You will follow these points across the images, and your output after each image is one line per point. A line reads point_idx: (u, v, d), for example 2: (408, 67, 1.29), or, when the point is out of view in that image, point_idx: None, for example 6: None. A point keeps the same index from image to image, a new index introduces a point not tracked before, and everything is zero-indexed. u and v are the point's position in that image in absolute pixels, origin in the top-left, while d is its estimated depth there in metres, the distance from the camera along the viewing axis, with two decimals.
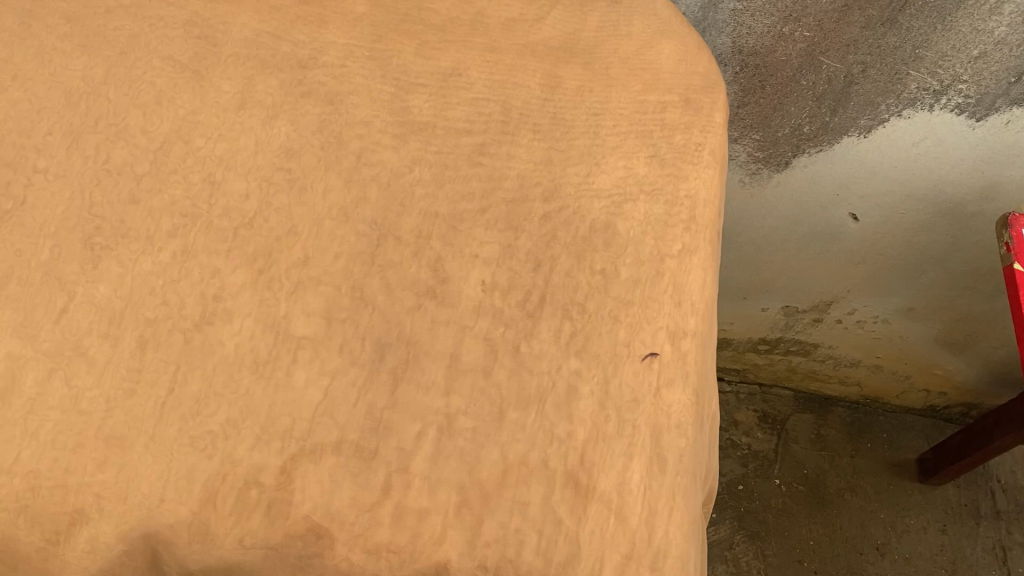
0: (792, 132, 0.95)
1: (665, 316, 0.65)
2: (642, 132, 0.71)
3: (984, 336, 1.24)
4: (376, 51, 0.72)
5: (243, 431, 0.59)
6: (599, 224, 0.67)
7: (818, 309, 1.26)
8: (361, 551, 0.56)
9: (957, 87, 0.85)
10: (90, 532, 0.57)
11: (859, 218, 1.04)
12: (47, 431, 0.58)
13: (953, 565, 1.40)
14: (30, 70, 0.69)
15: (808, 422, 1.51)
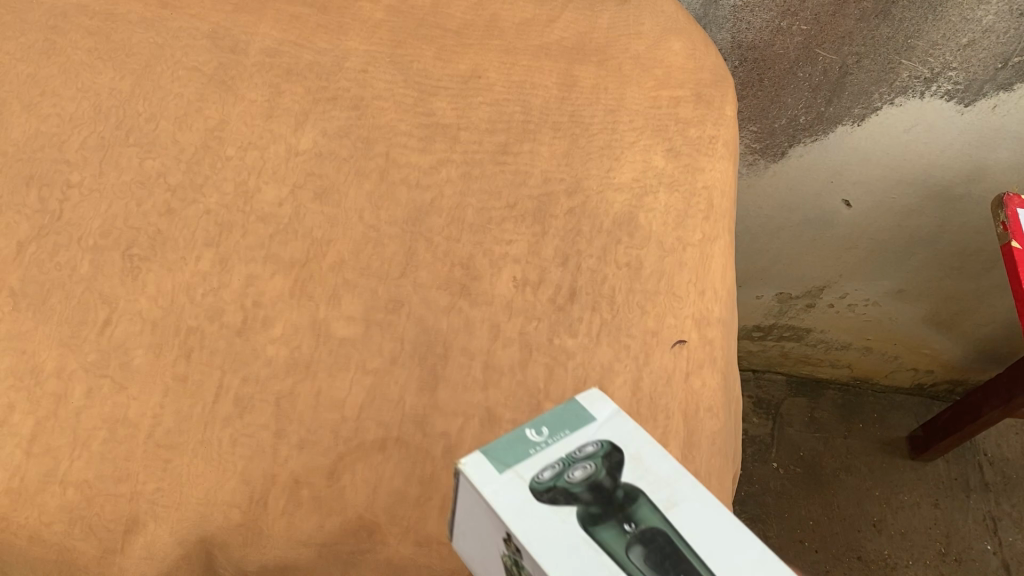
0: (788, 123, 0.97)
1: (691, 305, 0.67)
2: (658, 126, 0.74)
3: (970, 314, 1.27)
4: (396, 55, 0.75)
5: (288, 433, 0.60)
6: (622, 217, 0.69)
7: (811, 294, 1.29)
8: (413, 544, 0.57)
9: (947, 74, 0.88)
10: (146, 538, 0.57)
11: (852, 204, 1.06)
12: (97, 442, 0.59)
13: (947, 538, 1.36)
14: (58, 86, 0.70)
15: (801, 406, 1.49)
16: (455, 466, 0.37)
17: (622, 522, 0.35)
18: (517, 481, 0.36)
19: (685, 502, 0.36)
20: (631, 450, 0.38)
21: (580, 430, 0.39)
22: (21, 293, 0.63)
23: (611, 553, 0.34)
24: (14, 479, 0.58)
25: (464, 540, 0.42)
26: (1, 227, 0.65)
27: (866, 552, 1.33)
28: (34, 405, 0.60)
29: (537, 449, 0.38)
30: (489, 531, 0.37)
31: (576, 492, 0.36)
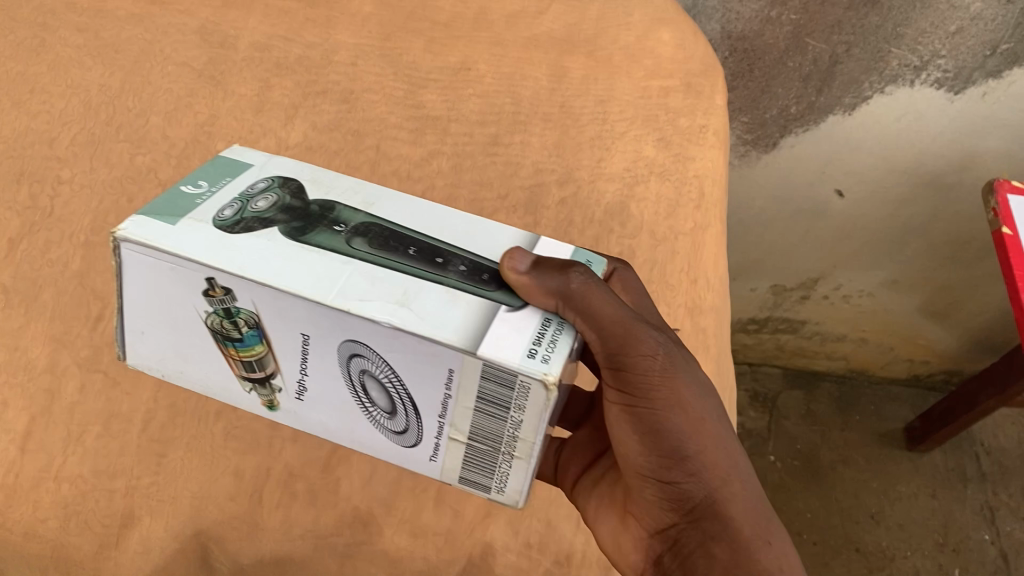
0: (779, 113, 0.98)
1: (682, 294, 0.66)
2: (649, 116, 0.74)
3: (963, 303, 1.22)
4: (386, 48, 0.75)
5: (283, 428, 0.62)
6: (614, 208, 0.69)
7: (806, 286, 1.26)
8: (407, 535, 0.59)
9: (936, 62, 0.88)
10: (141, 534, 0.57)
11: (845, 194, 1.05)
12: (92, 437, 0.59)
13: (945, 529, 1.27)
14: (47, 82, 0.70)
15: (798, 398, 1.41)
16: (118, 235, 0.43)
17: (331, 222, 0.45)
18: (196, 224, 0.44)
19: (377, 197, 0.49)
20: (303, 177, 0.49)
21: (236, 179, 0.48)
22: (12, 289, 0.62)
23: (334, 242, 0.44)
24: (7, 476, 0.57)
25: (135, 333, 0.49)
26: None
27: (863, 544, 1.24)
28: (29, 400, 0.60)
29: (203, 197, 0.46)
30: (180, 290, 0.45)
31: (270, 213, 0.45)
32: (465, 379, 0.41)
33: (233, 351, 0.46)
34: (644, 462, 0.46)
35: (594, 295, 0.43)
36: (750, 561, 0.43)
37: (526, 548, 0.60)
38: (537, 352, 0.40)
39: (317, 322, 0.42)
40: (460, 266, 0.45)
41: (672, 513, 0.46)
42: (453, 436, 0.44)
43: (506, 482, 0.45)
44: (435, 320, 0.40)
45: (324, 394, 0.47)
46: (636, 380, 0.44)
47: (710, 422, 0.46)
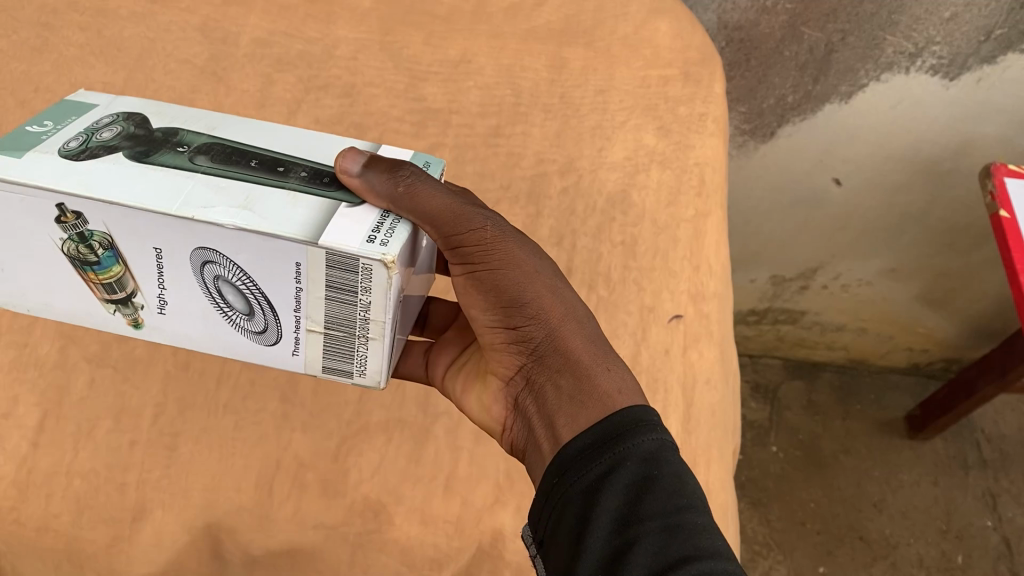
0: (776, 103, 0.98)
1: (685, 281, 0.67)
2: (649, 105, 0.75)
3: (962, 291, 1.20)
4: (387, 42, 0.75)
5: (292, 419, 0.63)
6: (616, 196, 0.70)
7: (805, 275, 1.23)
8: (418, 523, 0.60)
9: (931, 48, 0.89)
10: (153, 527, 0.58)
11: (842, 182, 1.04)
12: (102, 431, 0.61)
13: (948, 517, 1.25)
14: (51, 81, 0.70)
15: (800, 389, 1.38)
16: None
17: (174, 146, 0.46)
18: (42, 156, 0.44)
19: (219, 123, 0.50)
20: (145, 112, 0.50)
21: (83, 116, 0.48)
22: None
23: (177, 161, 0.45)
24: (22, 470, 0.59)
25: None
26: None
27: (867, 532, 1.22)
28: (39, 396, 0.61)
29: (49, 134, 0.46)
30: (28, 221, 0.44)
31: (114, 139, 0.46)
32: (313, 273, 0.43)
33: (89, 274, 0.46)
34: (492, 325, 0.48)
35: (422, 192, 0.44)
36: (589, 382, 0.44)
37: None
38: (377, 236, 0.42)
39: (166, 230, 0.43)
40: (300, 173, 0.46)
41: (520, 356, 0.47)
42: (310, 328, 0.46)
43: (366, 363, 0.47)
44: (278, 219, 0.42)
45: (182, 305, 0.47)
46: (468, 253, 0.46)
47: (539, 273, 0.47)
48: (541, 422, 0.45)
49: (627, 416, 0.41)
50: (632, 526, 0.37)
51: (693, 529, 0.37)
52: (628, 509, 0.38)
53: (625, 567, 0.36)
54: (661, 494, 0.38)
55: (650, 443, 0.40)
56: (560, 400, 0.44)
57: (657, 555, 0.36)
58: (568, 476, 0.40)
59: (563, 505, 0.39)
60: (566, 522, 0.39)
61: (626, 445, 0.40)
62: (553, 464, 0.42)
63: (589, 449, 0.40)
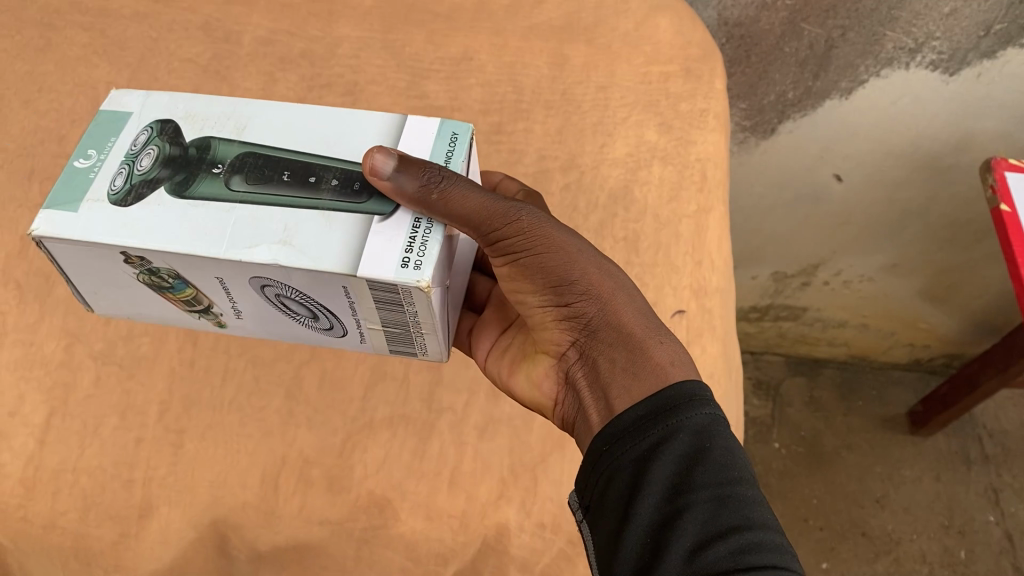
0: (777, 99, 0.96)
1: (687, 277, 0.67)
2: (650, 101, 0.75)
3: (961, 289, 1.17)
4: (389, 41, 0.75)
5: (297, 415, 0.63)
6: (618, 192, 0.71)
7: (806, 272, 1.20)
8: (423, 518, 0.60)
9: (930, 44, 0.85)
10: (160, 523, 0.59)
11: (843, 178, 1.02)
12: (108, 428, 0.61)
13: (950, 512, 1.25)
14: (56, 81, 0.71)
15: (802, 386, 1.37)
16: (34, 234, 0.45)
17: (210, 165, 0.48)
18: (95, 205, 0.46)
19: (247, 118, 0.50)
20: (176, 116, 0.50)
21: (121, 135, 0.50)
22: (26, 285, 0.65)
23: (215, 188, 0.46)
24: (29, 468, 0.60)
25: (91, 296, 0.53)
26: (5, 222, 0.66)
27: (869, 528, 1.23)
28: (45, 393, 0.62)
29: (95, 170, 0.48)
30: (103, 261, 0.47)
31: (153, 170, 0.47)
32: (360, 292, 0.45)
33: (170, 296, 0.50)
34: (541, 304, 0.49)
35: (457, 190, 0.44)
36: (641, 355, 0.44)
37: (540, 529, 0.60)
38: (410, 260, 0.43)
39: (219, 268, 0.45)
40: (333, 181, 0.47)
41: (569, 332, 0.48)
42: (371, 328, 0.49)
43: (427, 348, 0.51)
44: (322, 251, 0.43)
45: (256, 312, 0.51)
46: (512, 238, 0.46)
47: (584, 251, 0.47)
48: (593, 395, 0.46)
49: (679, 391, 0.42)
50: (683, 495, 0.38)
51: (743, 499, 0.38)
52: (679, 478, 0.39)
53: (675, 532, 0.37)
54: (713, 465, 0.39)
55: (703, 417, 0.41)
56: (614, 372, 0.45)
57: (707, 523, 0.37)
58: (620, 445, 0.42)
59: (614, 471, 0.41)
60: (616, 489, 0.40)
61: (678, 417, 0.41)
62: (604, 432, 0.43)
63: (642, 420, 0.41)
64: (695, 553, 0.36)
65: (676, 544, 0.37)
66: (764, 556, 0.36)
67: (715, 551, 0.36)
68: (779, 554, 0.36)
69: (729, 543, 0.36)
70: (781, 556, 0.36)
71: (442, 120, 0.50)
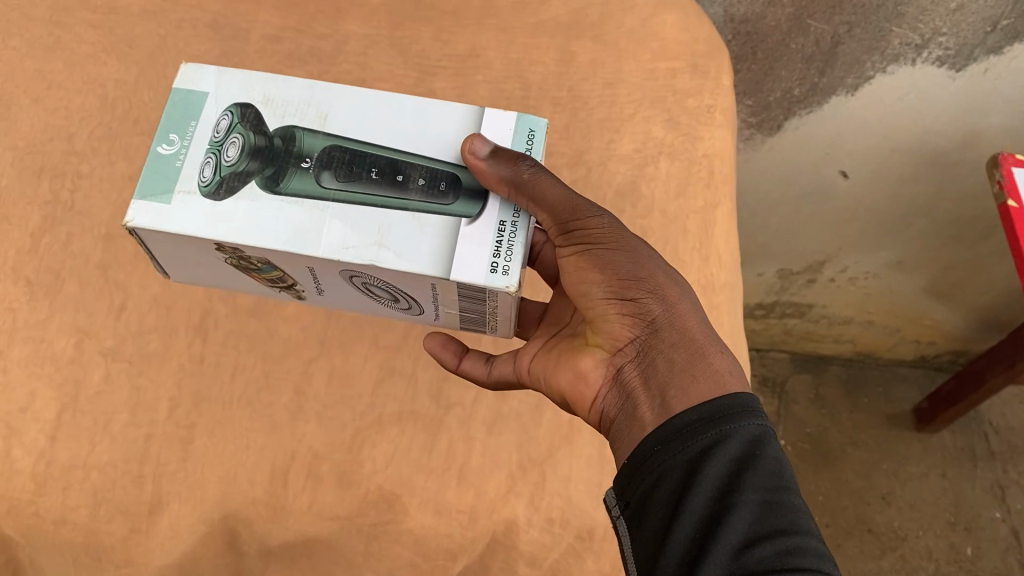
0: (783, 96, 0.96)
1: (696, 272, 0.68)
2: (656, 98, 0.75)
3: (968, 285, 1.17)
4: (395, 38, 0.75)
5: (306, 411, 0.63)
6: (625, 188, 0.71)
7: (812, 269, 1.20)
8: (432, 513, 0.61)
9: (937, 39, 0.85)
10: (169, 519, 0.60)
11: (849, 174, 1.02)
12: (118, 424, 0.62)
13: (956, 509, 1.25)
14: (64, 79, 0.71)
15: (807, 383, 1.36)
16: (130, 225, 0.49)
17: (298, 159, 0.51)
18: (189, 199, 0.50)
19: (328, 107, 0.53)
20: (255, 101, 0.53)
21: (203, 119, 0.52)
22: (35, 281, 0.65)
23: (307, 185, 0.50)
24: (40, 463, 0.60)
25: (178, 264, 0.57)
26: (15, 219, 0.66)
27: (875, 525, 1.23)
28: (55, 389, 0.62)
29: (182, 157, 0.51)
30: (195, 248, 0.52)
31: (242, 162, 0.50)
32: (446, 288, 0.50)
33: (258, 276, 0.55)
34: (607, 296, 0.48)
35: (546, 178, 0.49)
36: (702, 359, 0.45)
37: (548, 524, 0.61)
38: (498, 264, 0.48)
39: (312, 261, 0.50)
40: (419, 180, 0.51)
41: (631, 329, 0.47)
42: (448, 310, 0.54)
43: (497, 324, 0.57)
44: (413, 253, 0.48)
45: (338, 290, 0.56)
46: (586, 229, 0.49)
47: (652, 258, 0.49)
48: (647, 392, 0.46)
49: (736, 400, 0.42)
50: (732, 496, 0.39)
51: (791, 507, 0.39)
52: (730, 480, 0.40)
53: (722, 530, 0.38)
54: (762, 472, 0.40)
55: (756, 427, 0.41)
56: (672, 372, 0.45)
57: (754, 524, 0.38)
58: (671, 446, 0.42)
59: (664, 470, 0.41)
60: (664, 488, 0.41)
61: (732, 424, 0.41)
62: (657, 431, 0.43)
63: (697, 423, 0.42)
64: (743, 551, 0.37)
65: (725, 541, 0.37)
66: (809, 561, 0.37)
67: (762, 550, 0.37)
68: (823, 560, 0.37)
69: (776, 544, 0.37)
70: (824, 561, 0.37)
71: (520, 116, 0.54)
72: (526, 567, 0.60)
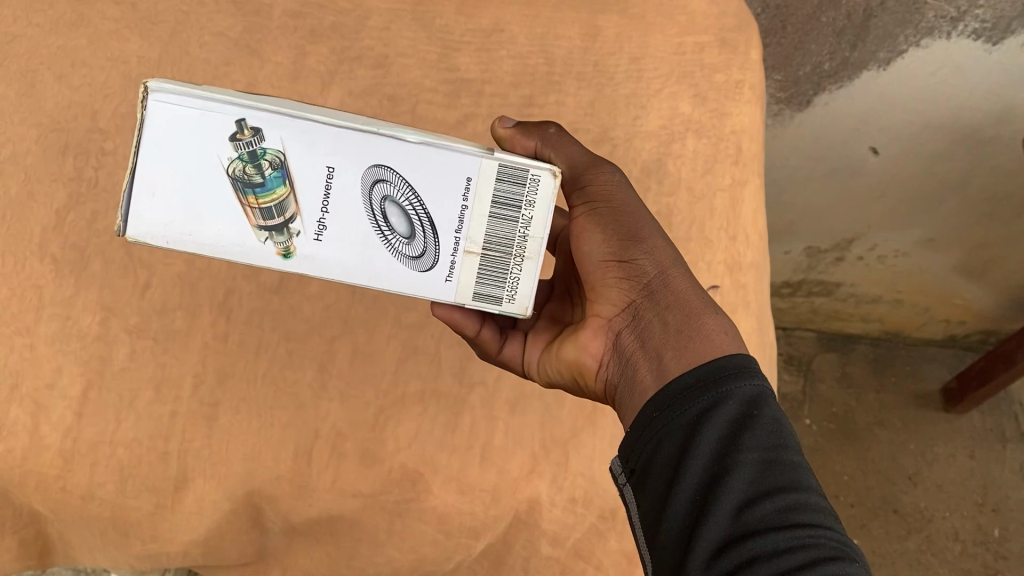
0: (813, 70, 0.92)
1: (722, 251, 0.69)
2: (684, 73, 0.74)
3: (1004, 262, 1.14)
4: (419, 12, 0.73)
5: (331, 388, 0.64)
6: (651, 164, 0.71)
7: (840, 247, 1.18)
8: (456, 492, 0.62)
9: (973, 12, 0.82)
10: (195, 494, 0.61)
11: (879, 150, 0.99)
12: (144, 401, 0.62)
13: (983, 490, 1.23)
14: (87, 56, 0.69)
15: (834, 361, 1.33)
16: (149, 87, 0.40)
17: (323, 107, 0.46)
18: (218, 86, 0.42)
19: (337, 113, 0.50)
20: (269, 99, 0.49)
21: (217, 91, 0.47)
22: (60, 258, 0.65)
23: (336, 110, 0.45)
24: (67, 439, 0.61)
25: (145, 195, 0.41)
26: (40, 196, 0.66)
27: (901, 505, 1.22)
28: (83, 366, 0.62)
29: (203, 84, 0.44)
30: (198, 139, 0.40)
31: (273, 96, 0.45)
32: (484, 187, 0.43)
33: (253, 198, 0.42)
34: (605, 258, 0.47)
35: (567, 140, 0.51)
36: (697, 317, 0.44)
37: (571, 503, 0.63)
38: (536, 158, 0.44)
39: (341, 145, 0.41)
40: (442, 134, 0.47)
41: (627, 292, 0.46)
42: (468, 249, 0.44)
43: (517, 289, 0.45)
44: (456, 142, 0.43)
45: (341, 230, 0.43)
46: (597, 184, 0.49)
47: (652, 222, 0.49)
48: (646, 354, 0.44)
49: (730, 361, 0.40)
50: (731, 457, 0.38)
51: (791, 464, 0.37)
52: (729, 442, 0.38)
53: (722, 492, 0.37)
54: (762, 431, 0.38)
55: (753, 387, 0.40)
56: (668, 330, 0.44)
57: (754, 483, 0.37)
58: (669, 409, 0.40)
59: (662, 436, 0.40)
60: (664, 452, 0.39)
61: (729, 386, 0.40)
62: (655, 397, 0.42)
63: (693, 387, 0.40)
64: (742, 509, 0.36)
65: (724, 503, 0.36)
66: (811, 517, 0.35)
67: (761, 508, 0.36)
68: (825, 515, 0.36)
69: (777, 501, 0.36)
70: (825, 516, 0.36)
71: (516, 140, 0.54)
72: (548, 544, 0.62)
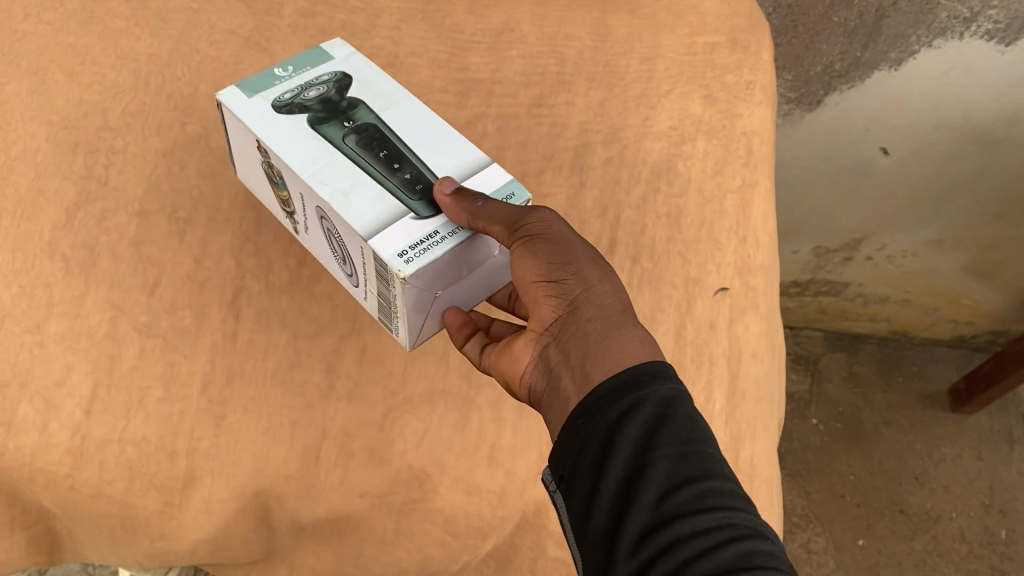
0: (823, 70, 0.92)
1: (732, 253, 0.68)
2: (694, 74, 0.75)
3: (1014, 263, 1.14)
4: (429, 11, 0.76)
5: (338, 388, 0.63)
6: (661, 167, 0.70)
7: (850, 246, 1.17)
8: (463, 492, 0.62)
9: (987, 13, 0.82)
10: (203, 493, 0.61)
11: (890, 151, 0.99)
12: (153, 400, 0.61)
13: (991, 493, 1.21)
14: (98, 53, 0.73)
15: (841, 360, 1.33)
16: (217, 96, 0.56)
17: (344, 119, 0.56)
18: (262, 102, 0.56)
19: (395, 102, 0.58)
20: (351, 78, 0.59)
21: (316, 68, 0.59)
22: (70, 257, 0.65)
23: (333, 134, 0.54)
24: (76, 437, 0.60)
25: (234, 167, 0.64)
26: (50, 194, 0.66)
27: (907, 505, 1.20)
28: (91, 364, 0.62)
29: (280, 81, 0.57)
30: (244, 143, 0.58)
31: (313, 102, 0.56)
32: (368, 258, 0.51)
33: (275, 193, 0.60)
34: (536, 281, 0.49)
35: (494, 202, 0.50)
36: (614, 340, 0.46)
37: None
38: (406, 254, 0.49)
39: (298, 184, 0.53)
40: (406, 174, 0.53)
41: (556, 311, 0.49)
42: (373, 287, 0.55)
43: (399, 329, 0.56)
44: (360, 210, 0.50)
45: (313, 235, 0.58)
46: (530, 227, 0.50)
47: (585, 250, 0.50)
48: (567, 369, 0.47)
49: (643, 367, 0.44)
50: (649, 453, 0.41)
51: (703, 454, 0.42)
52: (646, 440, 0.42)
53: (644, 486, 0.40)
54: (676, 428, 0.42)
55: (665, 389, 0.43)
56: (587, 347, 0.46)
57: (671, 476, 0.41)
58: (591, 415, 0.43)
59: (585, 441, 0.43)
60: (590, 455, 0.42)
61: (646, 390, 0.43)
62: (578, 406, 0.44)
63: (611, 393, 0.43)
64: (662, 499, 0.40)
65: (645, 496, 0.40)
66: (723, 499, 0.40)
67: (679, 496, 0.40)
68: (734, 496, 0.41)
69: (692, 489, 0.40)
70: (734, 498, 0.41)
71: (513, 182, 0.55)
72: (555, 545, 0.62)
